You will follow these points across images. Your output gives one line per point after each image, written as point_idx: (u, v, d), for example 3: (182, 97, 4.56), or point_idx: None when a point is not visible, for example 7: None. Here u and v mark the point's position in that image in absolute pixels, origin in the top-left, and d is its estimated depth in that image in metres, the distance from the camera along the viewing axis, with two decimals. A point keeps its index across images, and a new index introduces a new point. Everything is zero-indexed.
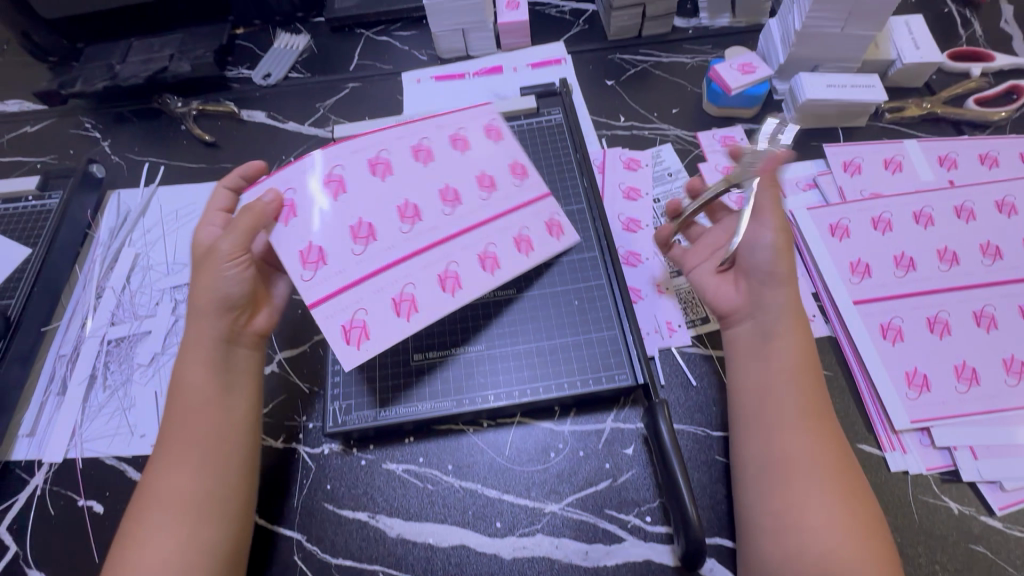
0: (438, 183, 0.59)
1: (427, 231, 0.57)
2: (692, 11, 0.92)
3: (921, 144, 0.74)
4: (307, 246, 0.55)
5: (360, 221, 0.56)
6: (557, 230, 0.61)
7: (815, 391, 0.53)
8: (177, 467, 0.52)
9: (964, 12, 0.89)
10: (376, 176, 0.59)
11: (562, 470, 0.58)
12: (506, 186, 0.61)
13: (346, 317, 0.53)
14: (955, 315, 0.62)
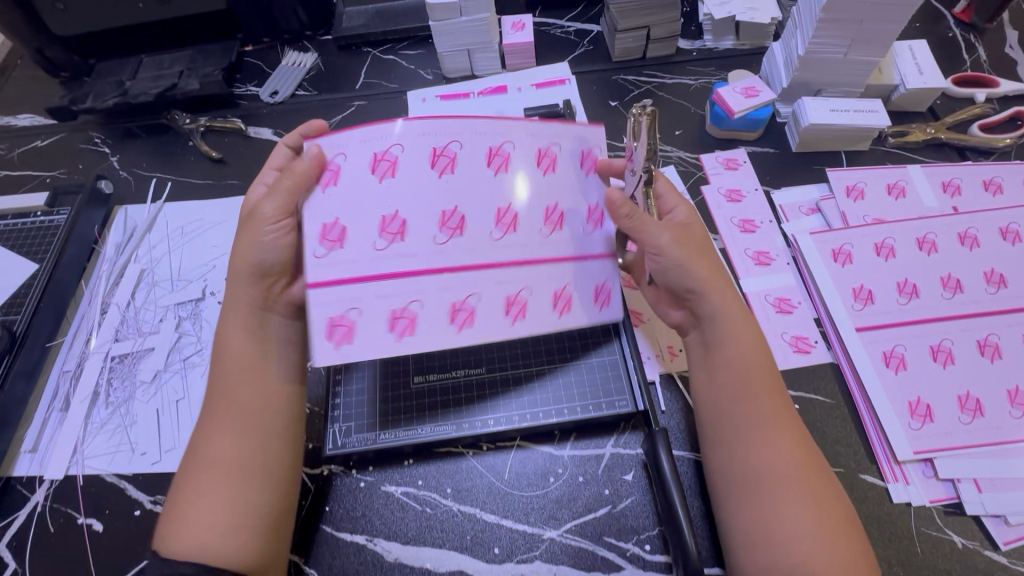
0: (499, 201, 0.55)
1: (462, 251, 0.53)
2: (696, 32, 0.93)
3: (924, 169, 0.74)
4: (331, 221, 0.53)
5: (394, 214, 0.53)
6: (604, 300, 0.56)
7: (773, 393, 0.52)
8: (223, 432, 0.53)
9: (968, 36, 0.89)
10: (435, 170, 0.54)
11: (561, 496, 0.58)
12: (575, 229, 0.56)
13: (336, 312, 0.51)
14: (959, 344, 0.61)
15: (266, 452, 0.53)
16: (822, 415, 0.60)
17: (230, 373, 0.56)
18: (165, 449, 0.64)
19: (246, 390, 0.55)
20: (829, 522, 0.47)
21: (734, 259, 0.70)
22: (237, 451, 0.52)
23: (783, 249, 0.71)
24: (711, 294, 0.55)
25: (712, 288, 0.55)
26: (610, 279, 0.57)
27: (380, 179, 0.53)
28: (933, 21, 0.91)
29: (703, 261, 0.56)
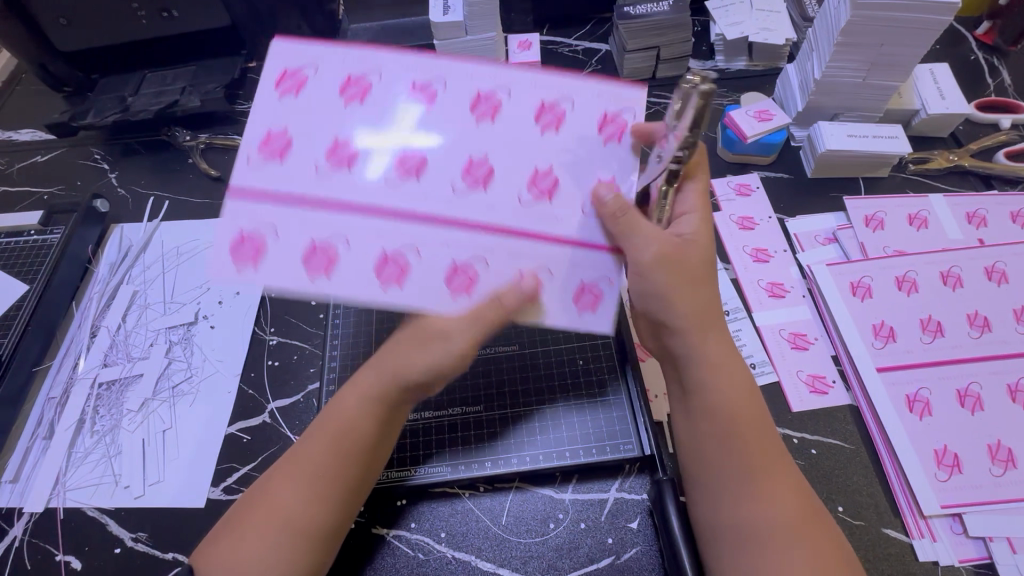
0: (478, 151, 0.51)
1: (413, 196, 0.49)
2: (708, 53, 0.90)
3: (947, 199, 0.71)
4: (279, 131, 0.51)
5: (346, 141, 0.51)
6: (587, 301, 0.49)
7: (759, 441, 0.47)
8: (311, 486, 0.48)
9: (991, 59, 0.86)
10: (424, 102, 0.52)
11: (562, 544, 0.54)
12: (574, 199, 0.50)
13: (249, 226, 0.49)
14: (988, 388, 0.58)
15: (339, 520, 0.49)
16: (841, 461, 0.57)
17: (340, 440, 0.49)
18: (149, 482, 0.61)
19: (350, 464, 0.49)
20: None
21: (747, 291, 0.67)
22: (313, 517, 0.47)
23: (798, 281, 0.68)
24: (691, 336, 0.49)
25: (694, 330, 0.49)
26: (605, 281, 0.49)
27: (347, 103, 0.52)
28: (954, 43, 0.88)
29: (687, 295, 0.48)
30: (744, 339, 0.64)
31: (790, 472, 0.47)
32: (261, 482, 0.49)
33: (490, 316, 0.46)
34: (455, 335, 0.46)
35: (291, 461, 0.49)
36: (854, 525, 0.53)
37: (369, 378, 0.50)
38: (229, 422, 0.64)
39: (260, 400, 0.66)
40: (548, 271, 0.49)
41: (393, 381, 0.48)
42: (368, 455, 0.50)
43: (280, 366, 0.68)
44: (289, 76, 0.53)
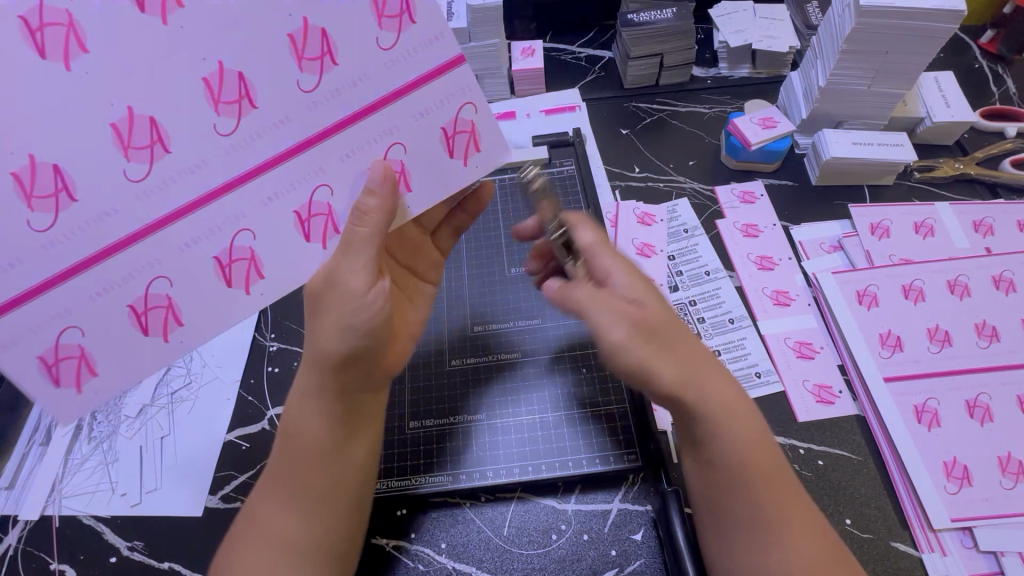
0: (204, 62, 0.39)
1: (186, 173, 0.40)
2: (711, 60, 0.90)
3: (954, 207, 0.70)
4: (25, 164, 0.37)
5: (127, 116, 0.38)
6: (463, 144, 0.47)
7: (769, 486, 0.43)
8: (288, 503, 0.47)
9: (995, 67, 0.86)
10: (143, 13, 0.37)
11: (565, 556, 0.53)
12: (368, 69, 0.42)
13: (47, 346, 0.41)
14: (998, 399, 0.57)
15: (330, 527, 0.48)
16: (848, 473, 0.56)
17: (298, 454, 0.48)
18: (146, 490, 0.60)
19: (314, 473, 0.48)
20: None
21: (752, 299, 0.67)
22: (295, 530, 0.47)
23: (803, 289, 0.67)
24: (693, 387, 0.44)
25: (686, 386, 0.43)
26: (466, 110, 0.47)
27: (63, 65, 0.36)
28: (958, 51, 0.88)
29: (666, 357, 0.44)
30: (749, 348, 0.63)
31: (803, 503, 0.44)
32: (246, 504, 0.50)
33: (365, 234, 0.44)
34: (348, 275, 0.45)
35: (266, 483, 0.49)
36: (862, 538, 0.52)
37: (306, 381, 0.48)
38: (228, 429, 0.64)
39: (259, 407, 0.65)
40: (400, 144, 0.46)
41: (322, 367, 0.47)
42: (332, 460, 0.48)
43: (280, 373, 0.67)
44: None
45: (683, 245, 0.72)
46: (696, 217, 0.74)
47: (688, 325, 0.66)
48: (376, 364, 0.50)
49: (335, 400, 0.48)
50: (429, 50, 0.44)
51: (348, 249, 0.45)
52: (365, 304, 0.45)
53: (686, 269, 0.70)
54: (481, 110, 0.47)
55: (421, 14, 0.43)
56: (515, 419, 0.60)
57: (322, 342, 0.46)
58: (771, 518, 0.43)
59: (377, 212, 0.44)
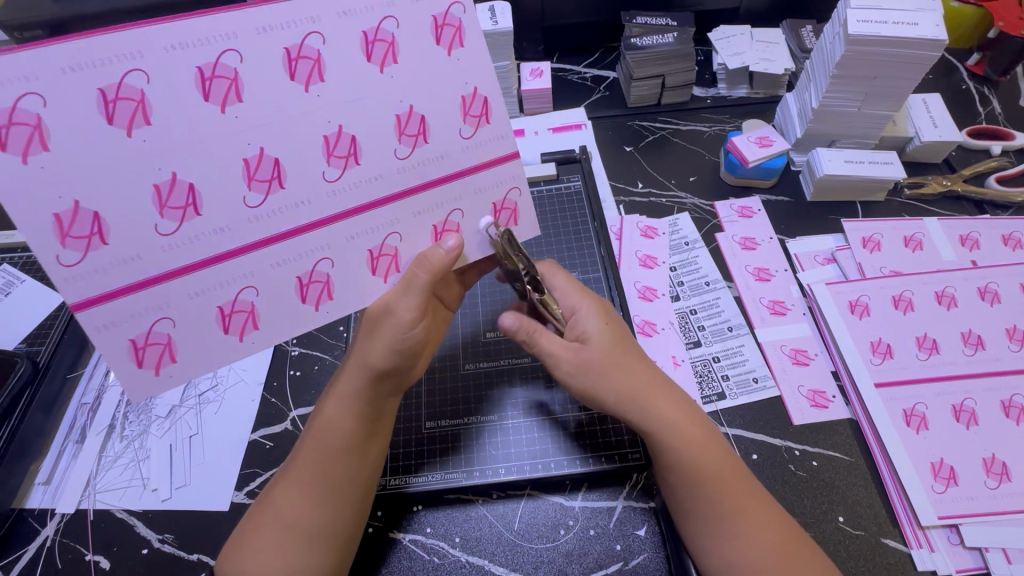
0: (328, 123, 0.44)
1: (290, 208, 0.45)
2: (710, 80, 0.95)
3: (942, 222, 0.74)
4: (167, 179, 0.42)
5: (258, 154, 0.43)
6: (507, 218, 0.54)
7: (735, 489, 0.49)
8: (305, 492, 0.51)
9: (982, 89, 0.90)
10: (295, 81, 0.42)
11: (573, 550, 0.57)
12: (449, 149, 0.48)
13: (139, 330, 0.45)
14: (982, 404, 0.60)
15: (340, 517, 0.51)
16: (840, 473, 0.59)
17: (324, 445, 0.52)
18: (176, 486, 0.64)
19: (336, 465, 0.52)
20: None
21: (750, 308, 0.70)
22: (310, 517, 0.50)
23: (798, 299, 0.71)
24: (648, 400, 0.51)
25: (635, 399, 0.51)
26: (513, 193, 0.52)
27: (220, 108, 0.41)
28: (946, 73, 0.92)
29: (615, 374, 0.52)
30: (746, 355, 0.67)
31: (764, 501, 0.50)
32: (264, 492, 0.53)
33: (422, 280, 0.50)
34: (401, 311, 0.50)
35: (290, 472, 0.53)
36: (854, 534, 0.55)
37: (345, 384, 0.53)
38: (252, 429, 0.67)
39: (281, 408, 0.69)
40: (459, 209, 0.51)
41: (365, 378, 0.52)
42: (354, 455, 0.52)
43: (300, 375, 0.71)
44: (114, 101, 0.39)
45: (684, 257, 0.75)
46: (696, 230, 0.78)
47: (689, 332, 0.69)
48: (404, 379, 0.55)
49: (367, 403, 0.53)
50: (497, 144, 0.50)
51: (406, 290, 0.50)
52: (409, 337, 0.51)
53: (687, 280, 0.73)
54: (524, 193, 0.53)
55: (496, 116, 0.49)
56: (521, 421, 0.63)
57: (368, 357, 0.51)
58: (721, 515, 0.48)
59: (438, 266, 0.50)
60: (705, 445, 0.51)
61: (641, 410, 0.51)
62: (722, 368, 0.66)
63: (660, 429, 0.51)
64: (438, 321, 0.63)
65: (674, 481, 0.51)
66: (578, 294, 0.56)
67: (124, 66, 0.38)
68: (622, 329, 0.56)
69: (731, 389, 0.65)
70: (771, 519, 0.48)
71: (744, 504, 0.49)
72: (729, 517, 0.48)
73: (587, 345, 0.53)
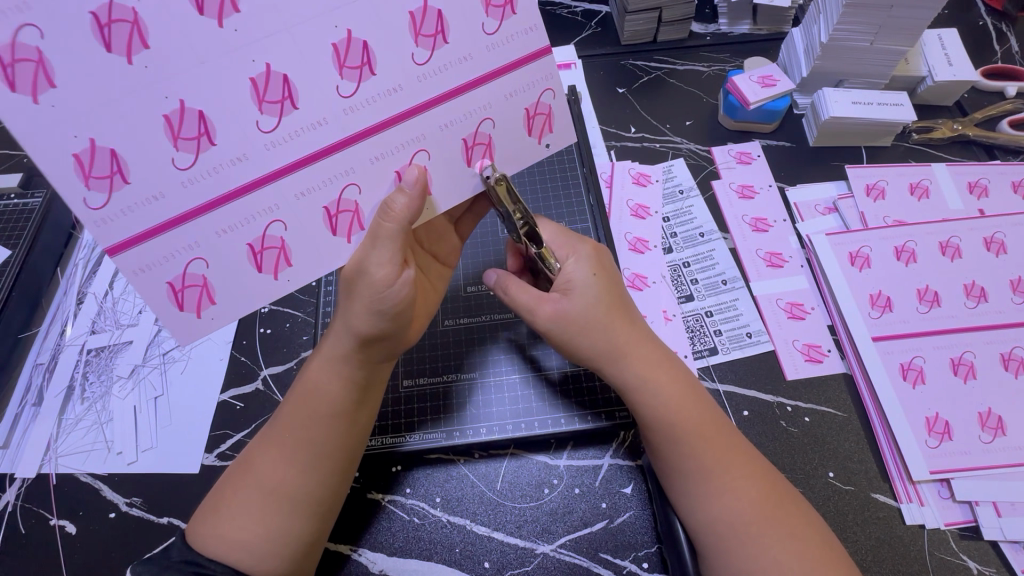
0: (335, 29, 0.39)
1: (226, 166, 0.40)
2: (711, 15, 0.87)
3: (949, 169, 0.70)
4: (86, 146, 0.36)
5: (180, 108, 0.37)
6: (540, 125, 0.48)
7: (719, 449, 0.47)
8: (284, 458, 0.48)
9: (1000, 25, 0.84)
10: (205, 17, 0.36)
11: (556, 509, 0.55)
12: (473, 49, 0.43)
13: (176, 272, 0.42)
14: (981, 357, 0.58)
15: (324, 483, 0.48)
16: (833, 429, 0.57)
17: (307, 410, 0.49)
18: (142, 448, 0.61)
19: (317, 429, 0.48)
20: (821, 563, 0.42)
21: (745, 260, 0.67)
22: (288, 482, 0.47)
23: (796, 251, 0.67)
24: (625, 361, 0.50)
25: (614, 357, 0.50)
26: (546, 96, 0.47)
27: (125, 59, 0.35)
28: (963, 9, 0.86)
29: (599, 333, 0.50)
30: (741, 310, 0.64)
31: (754, 461, 0.47)
32: (238, 459, 0.50)
33: (390, 229, 0.44)
34: (373, 267, 0.45)
35: (268, 435, 0.50)
36: (844, 490, 0.54)
37: (332, 344, 0.50)
38: (221, 389, 0.64)
39: (252, 367, 0.65)
40: (490, 118, 0.46)
41: (346, 338, 0.48)
42: (341, 421, 0.49)
43: (271, 333, 0.67)
44: (11, 63, 0.33)
45: (678, 207, 0.71)
46: (691, 177, 0.73)
47: (681, 286, 0.66)
48: (402, 340, 0.51)
49: (359, 367, 0.49)
50: (524, 39, 0.44)
51: (375, 243, 0.45)
52: (390, 295, 0.46)
53: (681, 231, 0.69)
54: (558, 95, 0.48)
55: (521, 5, 0.43)
56: (507, 380, 0.60)
57: (351, 321, 0.47)
58: (699, 474, 0.46)
59: (404, 212, 0.44)
60: (686, 402, 0.49)
61: (614, 368, 0.50)
62: (715, 323, 0.63)
63: (635, 385, 0.50)
64: (433, 277, 0.59)
65: (653, 439, 0.49)
66: (572, 245, 0.53)
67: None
68: (616, 282, 0.53)
69: (724, 344, 0.62)
70: (753, 473, 0.46)
71: (726, 462, 0.47)
72: (704, 471, 0.46)
73: (568, 299, 0.51)
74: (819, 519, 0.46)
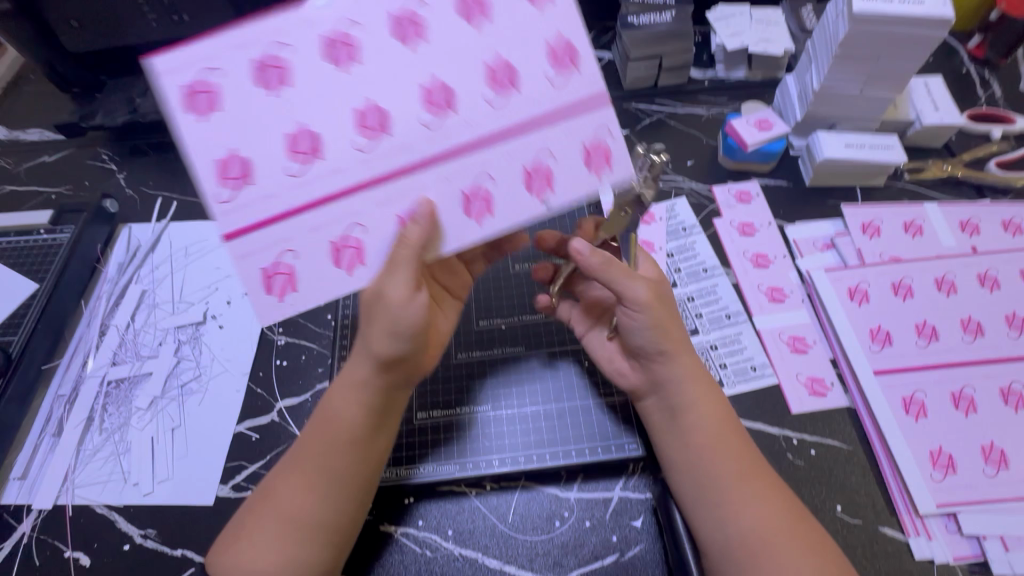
0: (424, 75, 0.44)
1: (315, 175, 0.45)
2: (708, 62, 0.92)
3: (941, 208, 0.73)
4: (226, 156, 0.44)
5: (298, 130, 0.44)
6: (599, 161, 0.47)
7: (744, 457, 0.50)
8: (306, 487, 0.49)
9: (983, 71, 0.89)
10: (193, 112, 0.43)
11: (567, 542, 0.55)
12: (541, 97, 0.46)
13: (269, 260, 0.46)
14: (980, 392, 0.59)
15: (344, 509, 0.49)
16: (839, 462, 0.58)
17: (330, 436, 0.50)
18: (158, 479, 0.62)
19: (337, 457, 0.50)
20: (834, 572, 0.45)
21: (748, 294, 0.69)
22: (308, 509, 0.48)
23: (797, 285, 0.69)
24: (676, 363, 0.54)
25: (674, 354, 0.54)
26: (605, 134, 0.47)
27: (198, 118, 0.43)
28: (946, 56, 0.91)
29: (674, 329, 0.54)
30: (745, 343, 0.66)
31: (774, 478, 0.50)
32: (258, 490, 0.51)
33: (405, 255, 0.45)
34: (391, 288, 0.46)
35: (289, 464, 0.51)
36: (852, 523, 0.55)
37: (353, 371, 0.51)
38: (237, 420, 0.65)
39: (268, 400, 0.66)
40: (550, 152, 0.47)
41: (373, 366, 0.50)
42: (360, 448, 0.50)
43: (287, 365, 0.69)
44: (194, 93, 0.43)
45: (681, 243, 0.74)
46: (693, 215, 0.76)
47: (686, 320, 0.68)
48: (416, 365, 0.53)
49: (379, 393, 0.51)
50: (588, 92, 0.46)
51: (391, 269, 0.46)
52: (407, 314, 0.47)
53: (685, 266, 0.72)
54: (618, 136, 0.47)
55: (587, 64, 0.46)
56: (519, 412, 0.62)
57: (374, 343, 0.49)
58: (725, 484, 0.49)
59: (416, 239, 0.45)
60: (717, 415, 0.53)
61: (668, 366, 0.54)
62: (720, 356, 0.65)
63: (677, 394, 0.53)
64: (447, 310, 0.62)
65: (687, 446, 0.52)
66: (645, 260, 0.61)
67: (211, 63, 0.42)
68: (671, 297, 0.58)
69: (730, 377, 0.63)
70: (772, 486, 0.49)
71: (750, 473, 0.50)
72: (729, 482, 0.49)
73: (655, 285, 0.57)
74: (830, 537, 0.49)
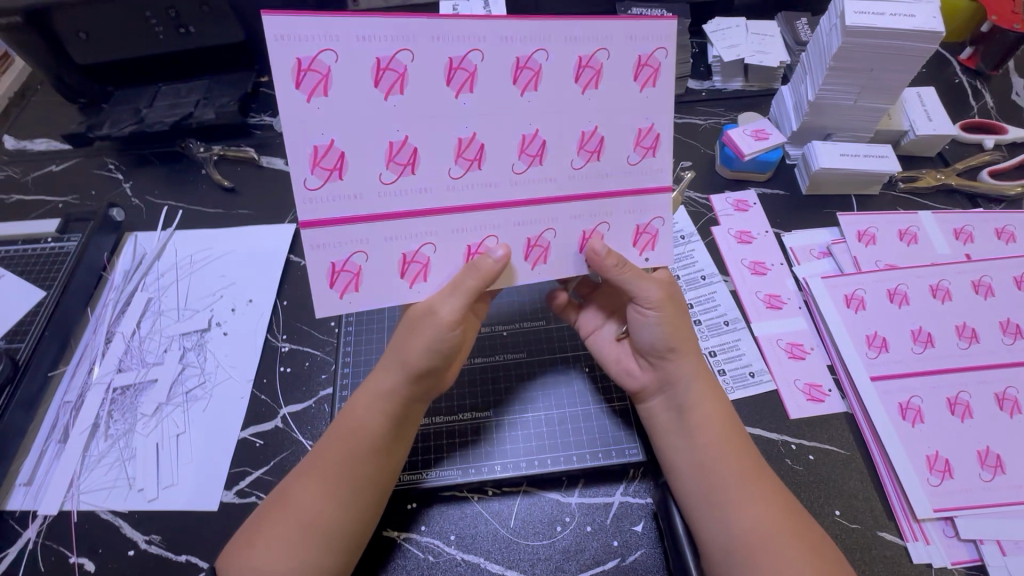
0: (528, 125, 0.50)
1: (384, 192, 0.49)
2: (705, 73, 0.94)
3: (936, 216, 0.74)
4: (325, 143, 0.47)
5: (402, 140, 0.48)
6: (645, 242, 0.56)
7: (747, 462, 0.51)
8: (324, 492, 0.50)
9: (975, 82, 0.90)
10: (303, 90, 0.46)
11: (569, 547, 0.56)
12: (614, 170, 0.53)
13: (341, 256, 0.50)
14: (976, 398, 0.60)
15: (357, 515, 0.50)
16: (837, 467, 0.59)
17: (352, 441, 0.51)
18: (163, 485, 0.62)
19: (359, 463, 0.50)
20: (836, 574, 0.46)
21: (746, 301, 0.70)
22: (324, 516, 0.49)
23: (794, 292, 0.70)
24: (685, 363, 0.55)
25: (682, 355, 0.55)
26: (657, 221, 0.55)
27: (306, 97, 0.46)
28: (939, 68, 0.93)
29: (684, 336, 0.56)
30: (743, 350, 0.67)
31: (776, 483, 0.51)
32: (274, 494, 0.52)
33: (468, 284, 0.50)
34: (446, 311, 0.51)
35: (306, 468, 0.51)
36: (850, 528, 0.55)
37: (380, 380, 0.53)
38: (242, 427, 0.66)
39: (272, 406, 0.67)
40: (606, 223, 0.54)
41: (402, 377, 0.52)
42: (381, 455, 0.51)
43: (291, 371, 0.70)
44: (306, 70, 0.45)
45: (680, 251, 0.75)
46: (692, 224, 0.77)
47: None
48: (439, 381, 0.55)
49: (403, 402, 0.52)
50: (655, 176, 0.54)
51: (453, 292, 0.51)
52: (450, 337, 0.51)
53: (683, 274, 0.73)
54: (667, 223, 0.56)
55: (661, 152, 0.53)
56: (526, 419, 0.63)
57: (409, 355, 0.51)
58: (728, 487, 0.50)
59: (487, 272, 0.50)
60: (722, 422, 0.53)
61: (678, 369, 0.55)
62: (719, 363, 0.66)
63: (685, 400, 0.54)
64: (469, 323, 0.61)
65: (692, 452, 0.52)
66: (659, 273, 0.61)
67: (324, 46, 0.45)
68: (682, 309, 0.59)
69: (729, 383, 0.64)
70: (773, 489, 0.50)
71: (752, 476, 0.50)
72: (733, 484, 0.50)
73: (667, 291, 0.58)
74: (830, 542, 0.49)
